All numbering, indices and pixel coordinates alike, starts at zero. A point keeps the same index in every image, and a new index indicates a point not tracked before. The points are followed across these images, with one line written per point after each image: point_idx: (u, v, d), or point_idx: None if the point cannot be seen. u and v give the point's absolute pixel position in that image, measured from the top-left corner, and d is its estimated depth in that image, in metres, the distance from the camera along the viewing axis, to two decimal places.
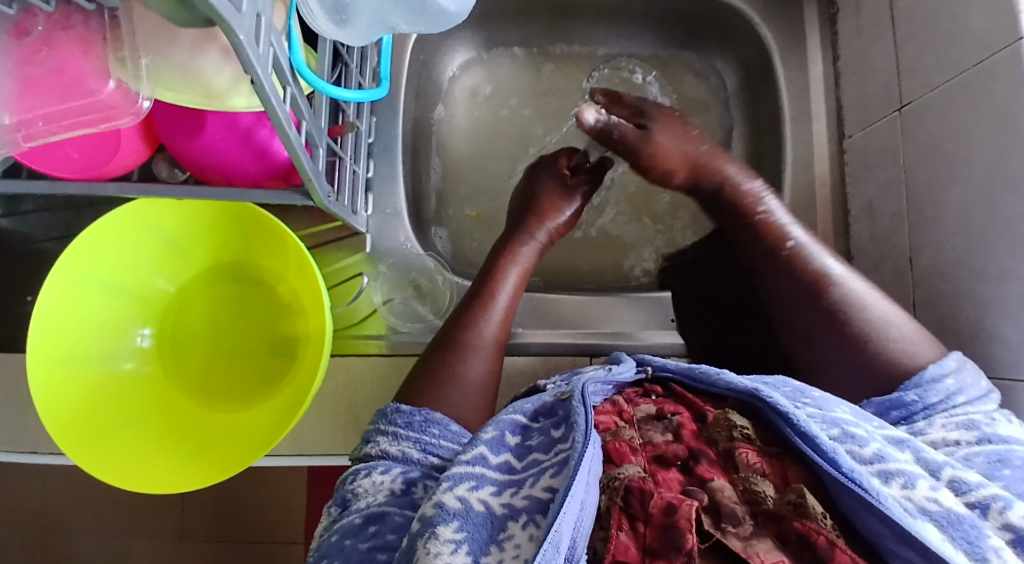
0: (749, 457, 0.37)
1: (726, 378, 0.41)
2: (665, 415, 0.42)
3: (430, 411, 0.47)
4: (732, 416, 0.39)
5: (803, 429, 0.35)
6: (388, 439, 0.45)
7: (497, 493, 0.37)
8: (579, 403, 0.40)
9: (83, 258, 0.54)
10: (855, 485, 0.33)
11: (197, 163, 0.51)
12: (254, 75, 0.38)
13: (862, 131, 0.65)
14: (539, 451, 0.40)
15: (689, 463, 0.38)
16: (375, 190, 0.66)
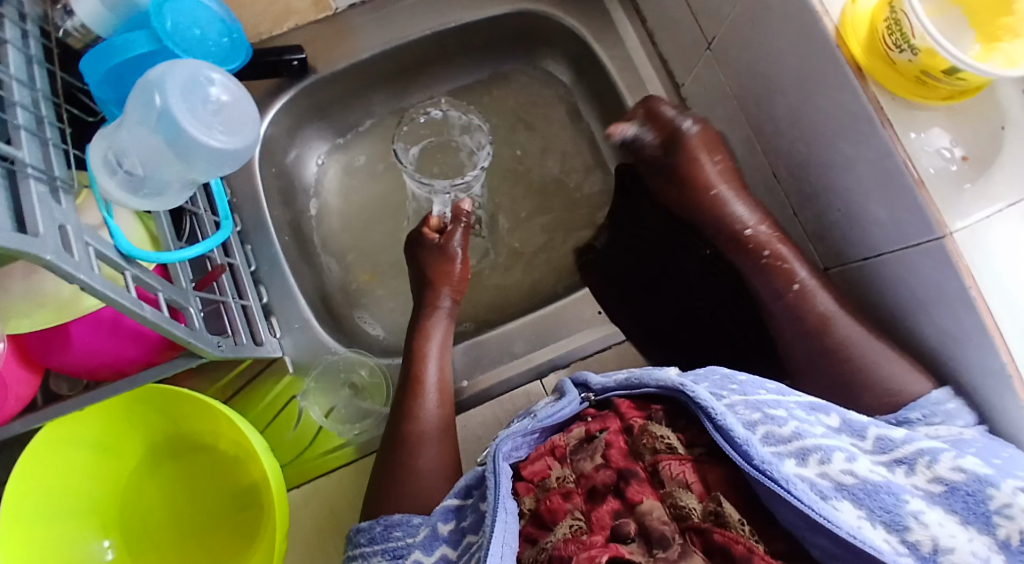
0: (671, 469, 0.39)
1: (654, 377, 0.43)
2: (593, 436, 0.44)
3: (388, 516, 0.48)
4: (655, 428, 0.41)
5: (720, 423, 0.38)
6: (360, 563, 0.47)
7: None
8: (492, 471, 0.42)
9: (17, 505, 0.52)
10: (766, 476, 0.35)
11: (85, 368, 0.51)
12: (80, 280, 0.39)
13: (690, 76, 0.68)
14: (471, 532, 0.43)
15: (621, 487, 0.40)
16: (277, 312, 0.67)
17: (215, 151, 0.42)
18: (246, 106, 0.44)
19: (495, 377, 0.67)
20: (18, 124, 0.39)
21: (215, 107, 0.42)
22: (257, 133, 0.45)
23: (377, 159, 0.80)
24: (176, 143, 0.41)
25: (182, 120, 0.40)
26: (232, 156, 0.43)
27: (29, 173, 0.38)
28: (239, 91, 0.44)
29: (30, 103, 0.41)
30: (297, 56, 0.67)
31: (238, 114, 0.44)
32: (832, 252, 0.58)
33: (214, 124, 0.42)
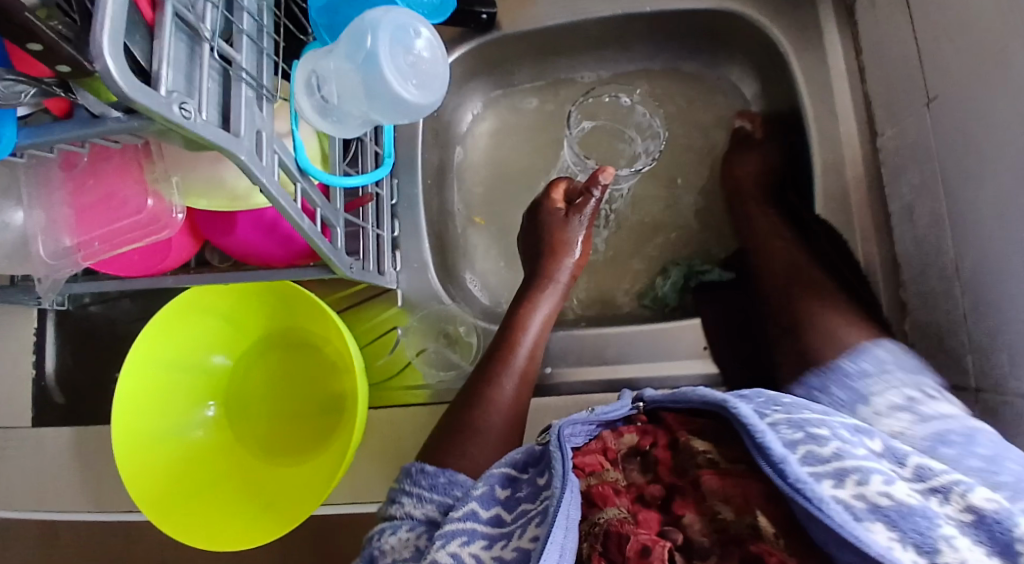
0: (710, 483, 0.38)
1: (701, 391, 0.39)
2: (643, 448, 0.42)
3: (455, 474, 0.50)
4: (694, 442, 0.40)
5: (759, 440, 0.34)
6: (410, 499, 0.47)
7: (486, 547, 0.39)
8: (556, 447, 0.41)
9: (153, 344, 0.61)
10: (802, 495, 0.32)
11: (236, 252, 0.58)
12: (262, 184, 0.43)
13: (892, 128, 0.61)
14: (527, 500, 0.42)
15: (667, 503, 0.39)
16: (402, 247, 0.70)
17: (404, 101, 0.45)
18: (439, 66, 0.47)
19: (577, 374, 0.67)
20: (241, 29, 0.42)
21: (415, 60, 0.45)
22: (442, 94, 0.47)
23: (533, 131, 0.81)
24: (374, 83, 0.44)
25: (386, 64, 0.43)
26: (415, 109, 0.46)
27: (241, 76, 0.41)
28: (438, 51, 0.47)
29: (254, 10, 0.44)
30: (487, 11, 0.69)
31: (431, 72, 0.47)
32: (992, 373, 0.51)
33: (410, 76, 0.45)
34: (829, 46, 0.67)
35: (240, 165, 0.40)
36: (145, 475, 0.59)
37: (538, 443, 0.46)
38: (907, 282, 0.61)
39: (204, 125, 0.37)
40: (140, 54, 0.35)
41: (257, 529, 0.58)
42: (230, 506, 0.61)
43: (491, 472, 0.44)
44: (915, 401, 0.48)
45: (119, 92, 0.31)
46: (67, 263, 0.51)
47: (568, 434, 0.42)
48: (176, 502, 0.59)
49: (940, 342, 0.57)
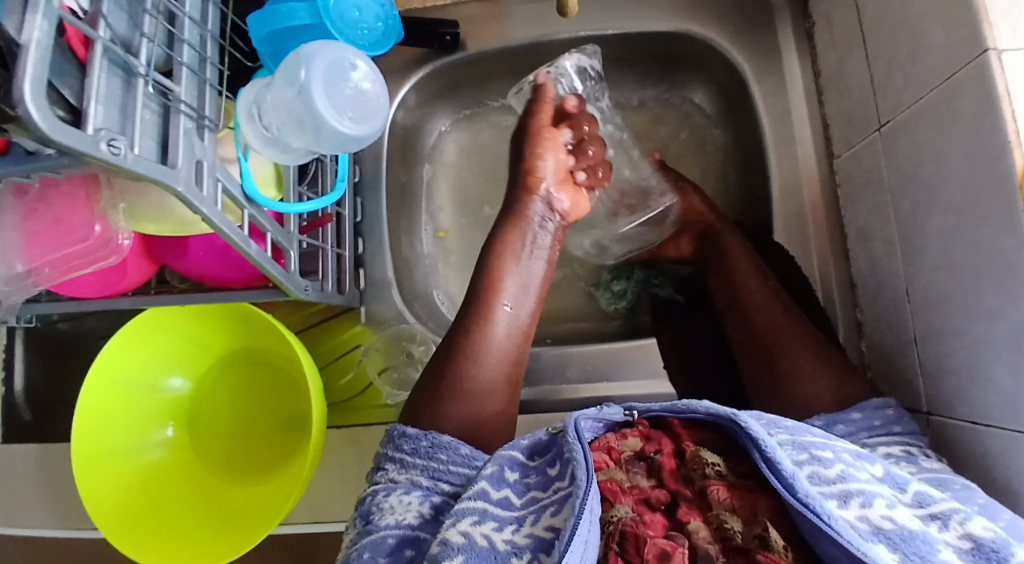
0: (718, 493, 0.43)
1: (704, 405, 0.44)
2: (647, 454, 0.47)
3: (438, 436, 0.51)
4: (704, 455, 0.46)
5: (768, 455, 0.39)
6: (398, 466, 0.50)
7: (499, 529, 0.44)
8: (574, 441, 0.46)
9: (113, 366, 0.61)
10: (810, 510, 0.36)
11: (191, 274, 0.58)
12: (204, 215, 0.43)
13: (848, 152, 0.61)
14: (537, 488, 0.47)
15: (671, 506, 0.43)
16: (365, 266, 0.71)
17: (338, 134, 0.45)
18: (378, 98, 0.47)
19: (537, 396, 0.67)
20: (182, 62, 0.42)
21: (351, 93, 0.45)
22: (380, 125, 0.47)
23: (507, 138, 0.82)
24: (308, 116, 0.44)
25: (318, 98, 0.44)
26: (352, 141, 0.46)
27: (180, 108, 0.42)
28: (377, 83, 0.47)
29: (197, 42, 0.44)
30: (452, 31, 0.70)
31: (369, 104, 0.47)
32: (938, 399, 0.52)
33: (345, 109, 0.45)
34: (789, 68, 0.67)
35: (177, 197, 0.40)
36: (106, 497, 0.60)
37: (545, 434, 0.52)
38: (863, 304, 0.61)
39: (137, 160, 0.37)
40: (69, 93, 0.36)
41: (215, 550, 0.59)
42: (189, 528, 0.61)
43: (502, 455, 0.50)
44: (913, 454, 0.46)
45: (38, 131, 0.32)
46: (21, 289, 0.53)
47: (585, 427, 0.47)
48: (136, 523, 0.60)
49: (892, 366, 0.58)
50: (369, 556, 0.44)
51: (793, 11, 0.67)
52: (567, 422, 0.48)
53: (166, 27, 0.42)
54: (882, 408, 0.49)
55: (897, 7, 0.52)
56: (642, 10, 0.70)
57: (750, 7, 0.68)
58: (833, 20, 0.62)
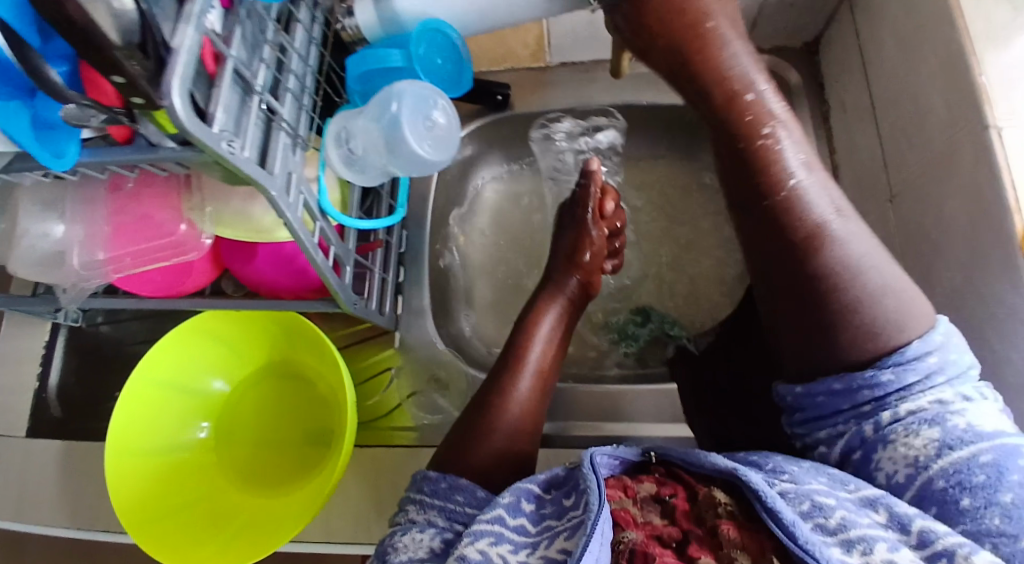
0: (730, 532, 0.39)
1: (713, 459, 0.43)
2: (662, 496, 0.45)
3: (456, 478, 0.50)
4: (716, 494, 0.42)
5: (769, 504, 0.35)
6: (416, 507, 0.49)
7: (514, 551, 0.42)
8: (590, 471, 0.44)
9: (158, 363, 0.64)
10: (806, 555, 0.33)
11: (251, 281, 0.62)
12: (286, 219, 0.48)
13: (862, 219, 0.67)
14: (552, 517, 0.45)
15: (682, 544, 0.40)
16: (404, 293, 0.75)
17: (420, 158, 0.52)
18: (452, 130, 0.54)
19: (557, 429, 0.69)
20: (287, 88, 0.49)
21: (432, 125, 0.53)
22: (453, 153, 0.54)
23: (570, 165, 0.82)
24: (396, 142, 0.51)
25: (407, 127, 0.51)
26: (430, 165, 0.53)
27: (281, 126, 0.48)
28: (452, 117, 0.54)
29: (301, 75, 0.51)
30: (503, 91, 0.78)
31: (445, 135, 0.54)
32: None
33: (427, 137, 0.52)
34: (807, 144, 0.74)
35: (269, 198, 0.45)
36: (130, 491, 0.61)
37: (561, 468, 0.49)
38: None
39: (245, 161, 0.43)
40: (200, 96, 0.42)
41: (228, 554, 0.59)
42: (205, 530, 0.62)
43: (518, 485, 0.48)
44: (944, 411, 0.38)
45: (179, 122, 0.37)
46: (97, 275, 0.56)
47: (598, 462, 0.46)
48: (155, 520, 0.60)
49: None
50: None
51: (811, 96, 0.75)
52: (583, 457, 0.47)
53: (279, 57, 0.49)
54: (922, 355, 0.39)
55: (906, 92, 0.59)
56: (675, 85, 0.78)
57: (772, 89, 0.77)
58: (847, 104, 0.69)
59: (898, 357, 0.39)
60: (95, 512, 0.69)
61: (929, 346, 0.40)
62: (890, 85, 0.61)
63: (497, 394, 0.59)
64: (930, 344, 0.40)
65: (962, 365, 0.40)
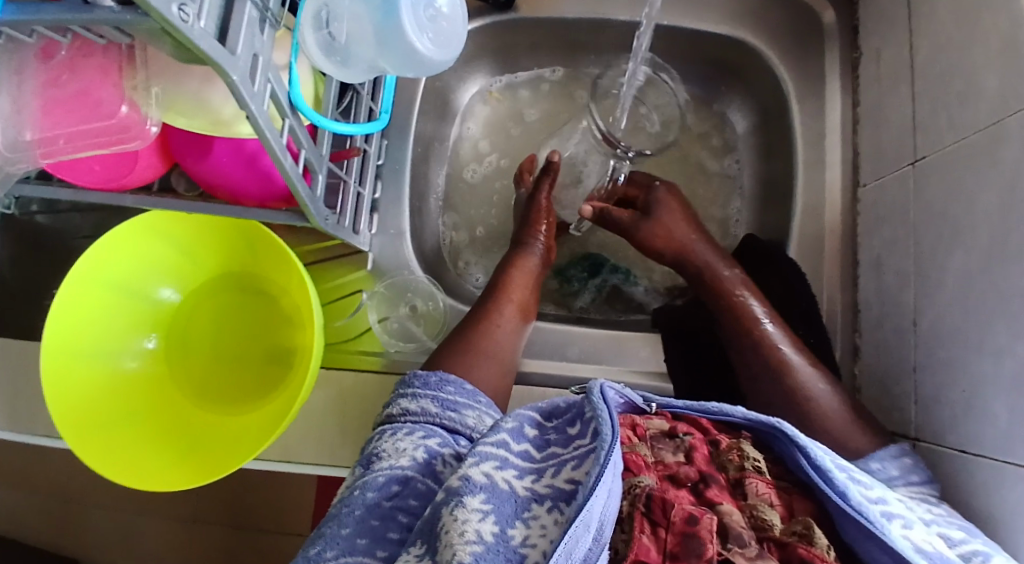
0: (758, 487, 0.40)
1: (742, 409, 0.42)
2: (676, 433, 0.44)
3: (444, 374, 0.55)
4: (745, 447, 0.42)
5: (817, 462, 0.39)
6: (408, 399, 0.52)
7: (519, 477, 0.41)
8: (599, 401, 0.42)
9: (103, 260, 0.58)
10: (862, 516, 0.36)
11: (209, 183, 0.55)
12: (250, 110, 0.41)
13: (874, 182, 0.63)
14: (557, 445, 0.44)
15: (699, 486, 0.40)
16: (380, 211, 0.69)
17: (418, 53, 0.44)
18: (455, 28, 0.47)
19: (534, 368, 0.66)
20: None
21: (435, 14, 0.45)
22: (454, 54, 0.47)
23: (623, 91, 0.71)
24: (388, 31, 0.43)
25: (406, 14, 0.42)
26: (426, 65, 0.45)
27: None
28: (457, 9, 0.47)
29: None
30: None
31: (448, 29, 0.46)
32: (931, 426, 0.53)
33: (427, 29, 0.44)
34: (831, 93, 0.68)
35: (229, 85, 0.38)
36: (69, 396, 0.56)
37: (563, 400, 0.49)
38: (863, 331, 0.63)
39: (202, 34, 0.35)
40: None
41: (182, 469, 0.56)
42: (156, 443, 0.58)
43: (519, 413, 0.47)
44: (929, 500, 0.47)
45: None
46: (26, 158, 0.47)
47: (609, 394, 0.44)
48: (98, 429, 0.56)
49: (883, 391, 0.60)
50: (359, 493, 0.45)
51: (843, 41, 0.69)
52: (591, 386, 0.44)
53: None
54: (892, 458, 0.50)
55: (954, 52, 0.53)
56: (699, 12, 0.71)
57: (801, 27, 0.70)
58: (882, 54, 0.63)
59: (880, 454, 0.50)
60: (32, 417, 0.64)
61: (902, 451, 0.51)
62: (936, 40, 0.56)
63: (482, 327, 0.62)
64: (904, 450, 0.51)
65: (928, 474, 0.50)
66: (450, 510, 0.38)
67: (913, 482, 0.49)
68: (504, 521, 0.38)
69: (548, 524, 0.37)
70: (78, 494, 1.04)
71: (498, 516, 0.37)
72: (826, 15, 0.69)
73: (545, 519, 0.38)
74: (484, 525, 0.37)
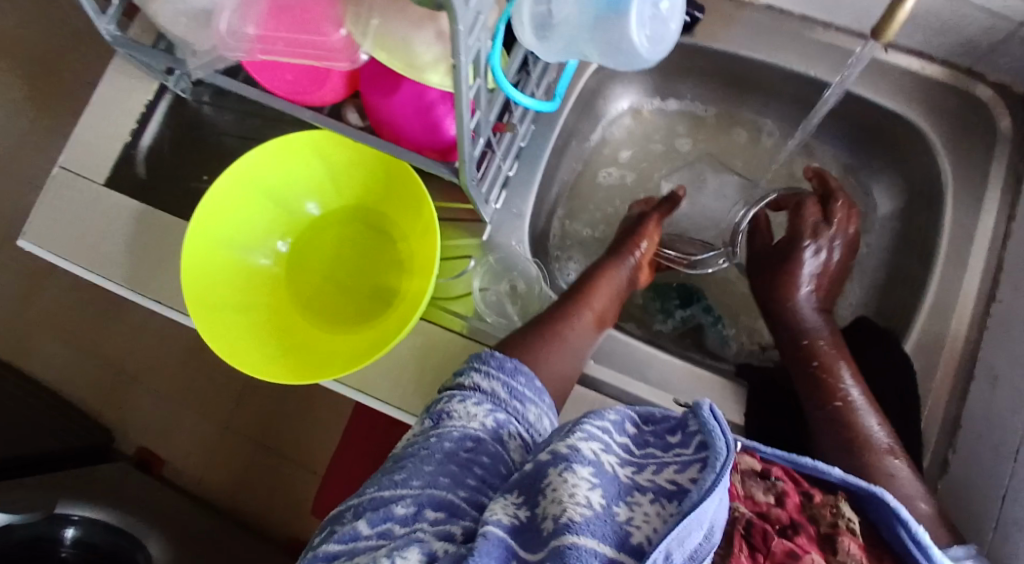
0: (850, 547, 0.38)
1: (841, 472, 0.40)
2: (767, 474, 0.43)
3: (519, 363, 0.56)
4: (841, 506, 0.40)
5: (919, 537, 0.38)
6: (481, 375, 0.54)
7: (620, 465, 0.41)
8: (703, 415, 0.41)
9: (262, 159, 0.62)
10: None
11: (379, 118, 0.58)
12: (458, 60, 0.44)
13: (1013, 298, 0.61)
14: (655, 447, 0.43)
15: (788, 531, 0.39)
16: (510, 188, 0.71)
17: (631, 50, 0.46)
18: (667, 33, 0.48)
19: (607, 378, 0.66)
20: None
21: (657, 15, 0.46)
22: (656, 57, 0.49)
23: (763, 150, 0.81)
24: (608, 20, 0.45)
25: (634, 10, 0.44)
26: (633, 60, 0.47)
27: None
28: (673, 16, 0.48)
29: None
30: (692, 15, 0.69)
31: (662, 31, 0.48)
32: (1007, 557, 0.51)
33: (646, 28, 0.46)
34: (989, 198, 0.66)
35: (453, 31, 0.41)
36: (200, 268, 0.60)
37: (659, 410, 0.48)
38: (960, 444, 0.61)
39: None
40: None
41: (280, 366, 0.60)
42: (262, 335, 0.62)
43: (620, 410, 0.47)
44: None
45: None
46: (240, 49, 0.52)
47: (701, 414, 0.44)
48: (216, 306, 0.60)
49: (966, 510, 0.57)
50: (436, 441, 0.46)
51: (1016, 150, 0.67)
52: (697, 402, 0.43)
53: None
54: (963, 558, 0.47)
55: None
56: (876, 81, 0.71)
57: (975, 125, 0.68)
58: None
59: (943, 552, 0.47)
60: (153, 282, 0.69)
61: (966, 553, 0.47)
62: None
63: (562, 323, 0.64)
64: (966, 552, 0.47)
65: None
66: (557, 471, 0.39)
67: None
68: (610, 498, 0.37)
69: (651, 514, 0.36)
70: None
71: (607, 493, 0.37)
72: (1005, 120, 0.67)
73: (647, 508, 0.37)
74: (593, 495, 0.37)
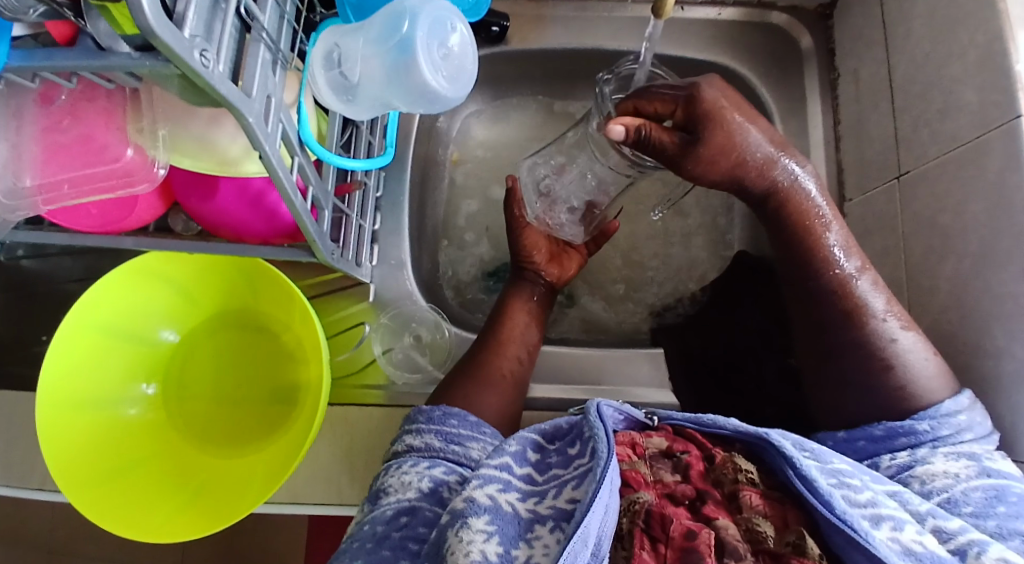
0: (752, 499, 0.41)
1: (733, 422, 0.44)
2: (675, 453, 0.46)
3: (448, 406, 0.53)
4: (738, 460, 0.44)
5: (803, 472, 0.40)
6: (413, 435, 0.51)
7: (522, 499, 0.43)
8: (597, 423, 0.44)
9: (97, 306, 0.57)
10: (846, 526, 0.38)
11: (211, 222, 0.55)
12: (262, 150, 0.41)
13: (861, 197, 0.65)
14: (558, 467, 0.45)
15: (696, 504, 0.42)
16: (380, 242, 0.69)
17: (430, 89, 0.44)
18: (468, 63, 0.47)
19: (537, 392, 0.66)
20: None
21: (448, 53, 0.45)
22: (465, 91, 0.47)
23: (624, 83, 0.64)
24: (401, 69, 0.43)
25: (420, 52, 0.43)
26: (440, 100, 0.46)
27: (260, 37, 0.40)
28: (468, 46, 0.47)
29: None
30: (499, 23, 0.70)
31: (460, 67, 0.47)
32: None
33: (440, 68, 0.45)
34: (812, 112, 0.71)
35: (245, 127, 0.38)
36: (62, 443, 0.54)
37: (564, 420, 0.50)
38: None
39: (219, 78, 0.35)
40: None
41: (184, 521, 0.54)
42: (156, 491, 0.56)
43: (522, 434, 0.48)
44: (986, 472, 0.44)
45: (143, 25, 0.29)
46: (26, 205, 0.47)
47: (607, 414, 0.46)
48: (94, 481, 0.54)
49: None
50: (369, 527, 0.45)
51: (821, 63, 0.72)
52: (588, 406, 0.47)
53: None
54: (953, 414, 0.47)
55: (929, 71, 0.56)
56: (686, 38, 0.74)
57: (779, 51, 0.73)
58: (860, 75, 0.66)
59: (934, 411, 0.47)
60: (25, 469, 0.60)
61: (960, 405, 0.47)
62: (913, 60, 0.59)
63: (492, 355, 0.61)
64: (962, 403, 0.47)
65: (986, 427, 0.47)
66: (454, 532, 0.40)
67: (968, 439, 0.46)
68: (507, 541, 0.39)
69: (551, 543, 0.39)
70: (60, 548, 1.00)
71: (502, 537, 0.39)
72: (804, 40, 0.73)
73: (547, 539, 0.39)
74: (489, 546, 0.39)
